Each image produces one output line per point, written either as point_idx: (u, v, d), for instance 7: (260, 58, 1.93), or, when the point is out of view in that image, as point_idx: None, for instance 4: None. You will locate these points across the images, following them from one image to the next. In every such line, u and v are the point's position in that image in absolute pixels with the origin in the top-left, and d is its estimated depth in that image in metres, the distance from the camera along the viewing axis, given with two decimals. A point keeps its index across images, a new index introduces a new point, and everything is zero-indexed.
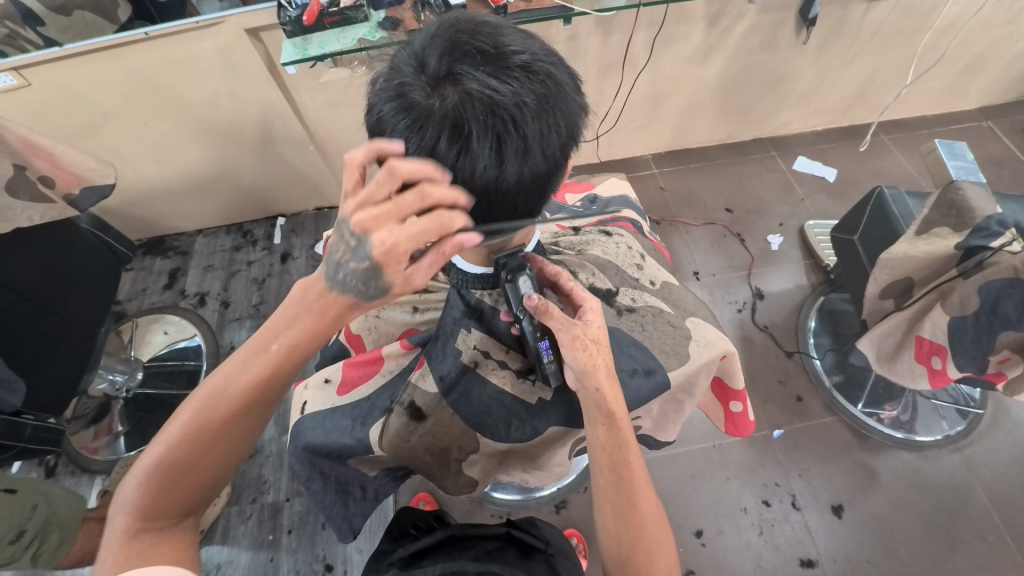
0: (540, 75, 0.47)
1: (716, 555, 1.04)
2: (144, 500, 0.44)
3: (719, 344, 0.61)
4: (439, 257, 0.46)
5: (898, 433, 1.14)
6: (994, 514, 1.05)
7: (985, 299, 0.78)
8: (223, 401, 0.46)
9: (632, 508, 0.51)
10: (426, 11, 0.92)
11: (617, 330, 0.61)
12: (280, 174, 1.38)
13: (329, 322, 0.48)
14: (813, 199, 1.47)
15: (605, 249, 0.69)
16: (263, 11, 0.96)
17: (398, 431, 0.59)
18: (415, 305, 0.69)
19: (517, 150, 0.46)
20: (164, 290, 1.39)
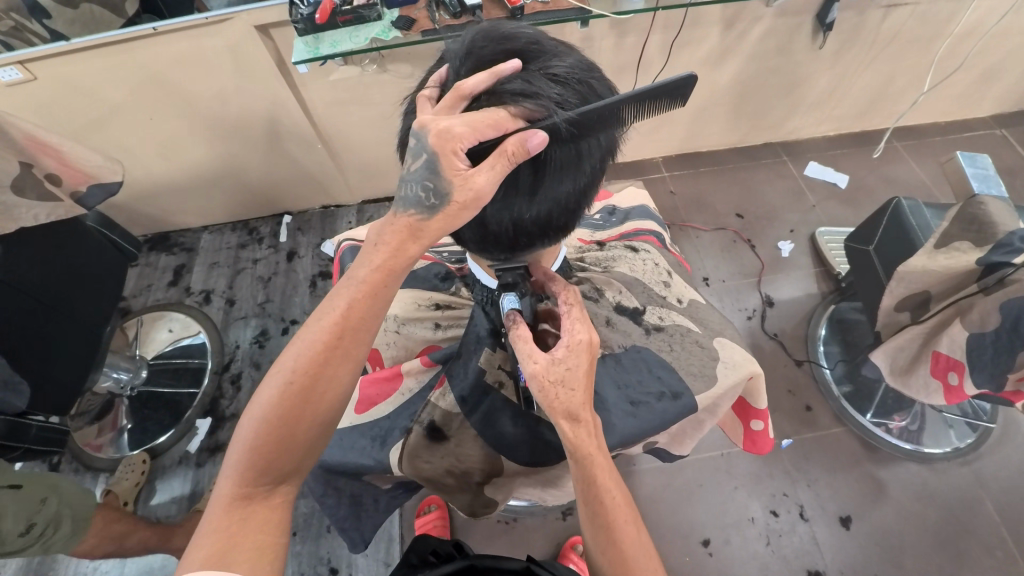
0: (579, 85, 0.46)
1: (722, 566, 1.05)
2: (242, 458, 0.43)
3: (746, 366, 0.59)
4: (501, 158, 0.40)
5: (907, 445, 1.14)
6: (1001, 528, 1.05)
7: (1006, 316, 0.77)
8: (296, 369, 0.44)
9: (615, 546, 0.48)
10: (441, 11, 0.91)
11: (645, 350, 0.60)
12: (287, 172, 1.36)
13: (393, 281, 0.46)
14: (825, 206, 1.46)
15: (632, 265, 0.68)
16: (275, 8, 0.94)
17: (418, 450, 0.58)
18: (437, 321, 0.68)
19: (554, 154, 0.44)
20: (169, 287, 1.37)
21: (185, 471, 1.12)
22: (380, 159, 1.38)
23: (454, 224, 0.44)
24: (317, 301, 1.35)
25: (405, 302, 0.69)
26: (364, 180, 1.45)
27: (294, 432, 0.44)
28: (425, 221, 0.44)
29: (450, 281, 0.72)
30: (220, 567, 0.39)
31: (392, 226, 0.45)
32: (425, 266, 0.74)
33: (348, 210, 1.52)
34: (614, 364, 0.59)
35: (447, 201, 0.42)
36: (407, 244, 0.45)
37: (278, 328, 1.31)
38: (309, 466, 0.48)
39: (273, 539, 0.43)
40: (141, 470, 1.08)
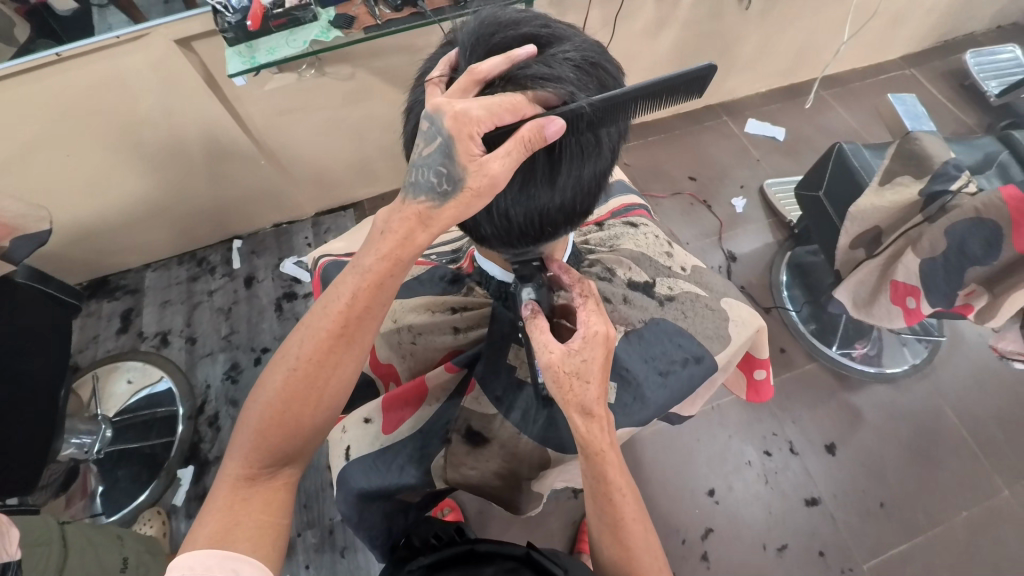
0: (592, 71, 0.48)
1: (728, 510, 1.12)
2: (251, 439, 0.45)
3: (754, 321, 0.64)
4: (519, 145, 0.41)
5: (871, 368, 1.24)
6: (958, 427, 1.18)
7: (952, 240, 0.82)
8: (300, 358, 0.44)
9: (624, 545, 0.51)
10: (381, 5, 0.87)
11: (663, 321, 0.62)
12: (230, 193, 1.28)
13: (401, 270, 0.45)
14: (769, 159, 1.54)
15: (635, 240, 0.70)
16: (195, 18, 0.88)
17: (462, 456, 0.60)
18: (455, 325, 0.65)
19: (572, 138, 0.45)
20: (119, 335, 1.27)
21: (182, 523, 1.05)
22: (330, 166, 1.33)
23: (466, 212, 0.44)
24: (287, 324, 1.29)
25: (418, 312, 0.67)
26: (317, 190, 1.39)
27: (299, 421, 0.45)
28: (435, 210, 0.44)
29: (458, 282, 0.69)
30: (223, 544, 0.42)
31: (401, 213, 0.45)
32: (429, 271, 0.72)
33: (302, 225, 1.45)
34: (637, 341, 0.61)
35: (460, 187, 0.43)
36: (416, 232, 0.45)
37: (249, 359, 1.24)
38: (315, 449, 0.49)
39: (275, 520, 0.45)
40: (160, 521, 1.02)
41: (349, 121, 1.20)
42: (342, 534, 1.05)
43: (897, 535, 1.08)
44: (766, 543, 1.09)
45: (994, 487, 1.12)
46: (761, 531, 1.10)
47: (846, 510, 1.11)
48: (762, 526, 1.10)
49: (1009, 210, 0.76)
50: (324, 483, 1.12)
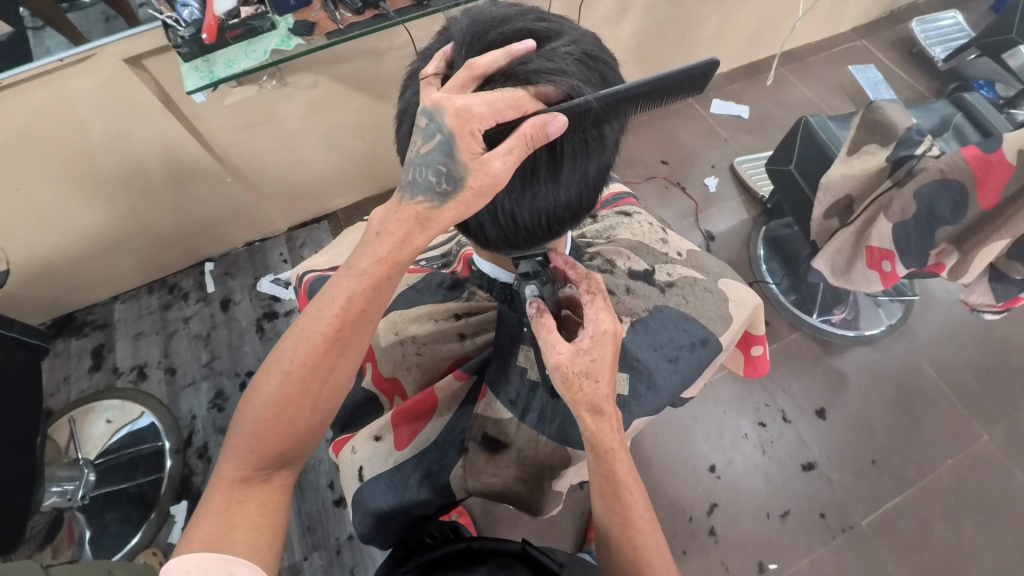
0: (593, 64, 0.48)
1: (729, 484, 1.15)
2: (247, 442, 0.45)
3: (752, 299, 0.67)
4: (521, 142, 0.41)
5: (851, 332, 1.28)
6: (937, 381, 1.23)
7: (920, 203, 0.83)
8: (293, 362, 0.45)
9: (632, 544, 0.53)
10: (341, 8, 0.85)
11: (666, 308, 0.64)
12: (197, 215, 1.23)
13: (396, 273, 0.46)
14: (736, 137, 1.57)
15: (631, 230, 0.71)
16: (145, 35, 0.82)
17: (481, 464, 0.60)
18: (461, 331, 0.66)
19: (577, 132, 0.45)
20: (92, 373, 1.21)
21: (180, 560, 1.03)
22: (300, 178, 1.29)
23: (466, 211, 0.44)
24: (270, 344, 1.26)
25: (421, 322, 0.66)
26: (288, 204, 1.35)
27: (295, 423, 0.46)
28: (433, 211, 0.44)
29: (458, 288, 0.68)
30: (220, 547, 0.42)
31: (398, 214, 0.45)
32: (425, 279, 0.71)
33: (276, 241, 1.41)
34: (643, 330, 0.62)
35: (461, 187, 0.43)
36: (414, 233, 0.45)
37: (234, 385, 1.20)
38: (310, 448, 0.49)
39: (273, 521, 0.46)
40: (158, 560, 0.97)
41: (317, 131, 1.17)
42: (349, 552, 1.08)
43: (890, 489, 1.13)
44: (769, 511, 1.12)
45: (975, 434, 1.17)
46: (763, 500, 1.13)
47: (840, 471, 1.15)
48: (763, 496, 1.14)
49: (973, 170, 0.78)
50: (326, 503, 1.13)
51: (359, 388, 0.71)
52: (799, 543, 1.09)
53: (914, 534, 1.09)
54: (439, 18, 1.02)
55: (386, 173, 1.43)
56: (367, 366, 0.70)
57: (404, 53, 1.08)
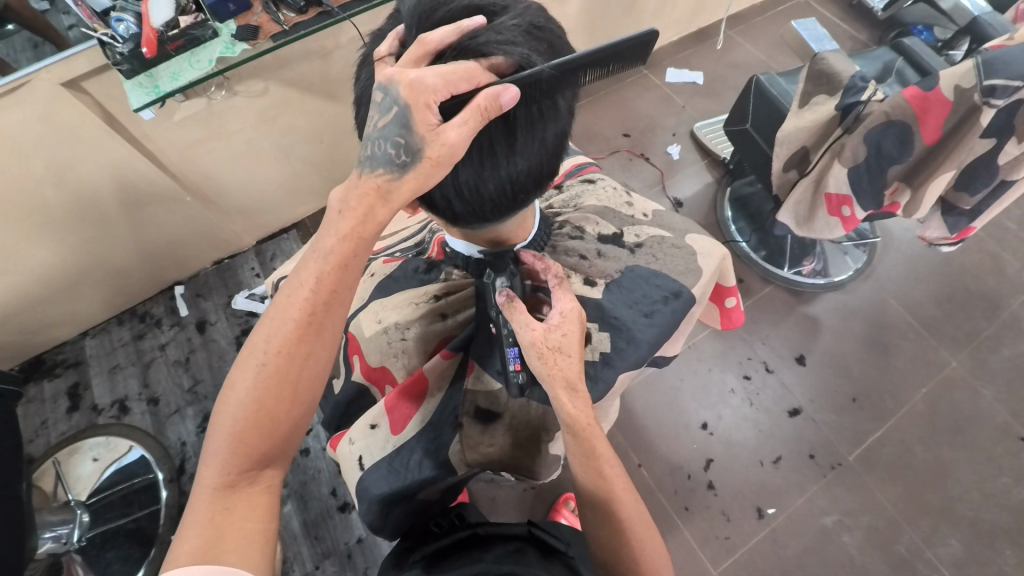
0: (541, 35, 0.49)
1: (722, 437, 1.19)
2: (228, 445, 0.44)
3: (718, 249, 0.69)
4: (475, 114, 0.42)
5: (820, 280, 1.33)
6: (904, 315, 1.30)
7: (870, 145, 0.86)
8: (269, 352, 0.45)
9: (616, 520, 0.54)
10: (283, 8, 0.82)
11: (637, 267, 0.66)
12: (159, 238, 1.19)
13: (363, 251, 0.46)
14: (692, 103, 1.59)
15: (597, 196, 0.74)
16: (80, 54, 0.79)
17: (476, 437, 0.61)
18: (442, 312, 0.67)
19: (529, 102, 0.47)
20: (70, 415, 1.17)
21: None
22: (261, 189, 1.26)
23: (425, 182, 0.45)
24: None
25: (401, 309, 0.68)
26: (253, 217, 1.32)
27: (276, 416, 0.45)
28: (393, 183, 0.45)
29: (434, 270, 0.71)
30: (213, 557, 0.39)
31: (359, 191, 0.46)
32: (402, 267, 0.73)
33: (246, 256, 1.38)
34: (617, 289, 0.65)
35: (420, 157, 0.44)
36: (377, 207, 0.46)
37: None
38: (293, 447, 0.48)
39: (262, 525, 0.43)
40: None
41: (273, 139, 1.14)
42: (361, 556, 1.08)
43: (871, 423, 1.19)
44: (762, 458, 1.17)
45: (943, 360, 1.24)
46: (755, 448, 1.18)
47: (824, 412, 1.21)
48: (754, 445, 1.18)
49: (913, 108, 0.80)
50: (330, 509, 1.13)
51: (350, 381, 0.72)
52: (793, 484, 1.14)
53: (897, 460, 1.15)
54: (384, 10, 1.01)
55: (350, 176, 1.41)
56: (354, 359, 0.71)
57: (353, 50, 1.06)
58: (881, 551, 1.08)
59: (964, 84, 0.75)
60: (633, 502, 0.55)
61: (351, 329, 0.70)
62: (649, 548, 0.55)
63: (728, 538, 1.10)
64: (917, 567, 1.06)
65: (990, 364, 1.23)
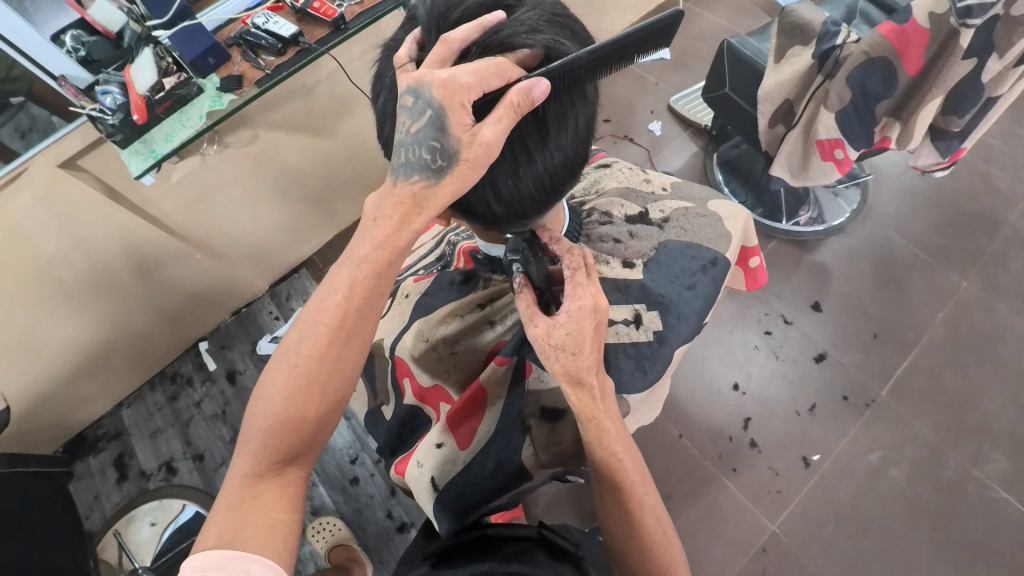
0: (557, 27, 0.51)
1: (755, 395, 1.21)
2: (262, 440, 0.49)
3: (740, 212, 0.74)
4: (510, 110, 0.43)
5: (821, 227, 1.35)
6: (908, 247, 1.32)
7: (855, 87, 0.88)
8: (301, 354, 0.49)
9: (630, 519, 0.55)
10: (262, 53, 0.79)
11: (670, 243, 0.70)
12: (175, 300, 1.21)
13: (395, 257, 0.49)
14: (665, 78, 1.62)
15: (615, 177, 0.77)
16: (72, 132, 0.79)
17: (547, 436, 0.65)
18: (490, 318, 0.69)
19: (563, 92, 0.49)
20: (120, 484, 1.20)
21: None
22: (264, 235, 1.28)
23: (462, 184, 0.46)
24: None
25: (449, 323, 0.70)
26: (262, 263, 1.34)
27: (306, 416, 0.49)
28: (429, 189, 0.46)
29: (471, 279, 0.72)
30: (233, 543, 0.44)
31: (394, 198, 0.48)
32: (435, 282, 0.75)
33: (261, 302, 1.40)
34: (657, 267, 0.69)
35: (456, 160, 0.45)
36: (412, 215, 0.48)
37: None
38: (322, 443, 0.53)
39: (285, 515, 0.48)
40: None
41: (270, 183, 1.16)
42: None
43: (896, 357, 1.21)
44: (798, 408, 1.19)
45: (955, 284, 1.27)
46: (789, 400, 1.20)
47: (848, 353, 1.23)
48: (788, 397, 1.21)
49: (893, 43, 0.83)
50: (389, 532, 1.15)
51: (402, 405, 0.74)
52: (832, 429, 1.16)
53: (928, 389, 1.18)
54: (359, 40, 1.03)
55: (347, 207, 1.43)
56: (404, 383, 0.73)
57: (332, 84, 1.08)
58: (928, 478, 1.10)
59: (937, 11, 0.78)
60: (647, 499, 0.56)
61: (398, 353, 0.72)
62: (663, 547, 0.56)
63: (779, 491, 1.13)
64: (967, 488, 1.09)
65: (1000, 280, 1.26)
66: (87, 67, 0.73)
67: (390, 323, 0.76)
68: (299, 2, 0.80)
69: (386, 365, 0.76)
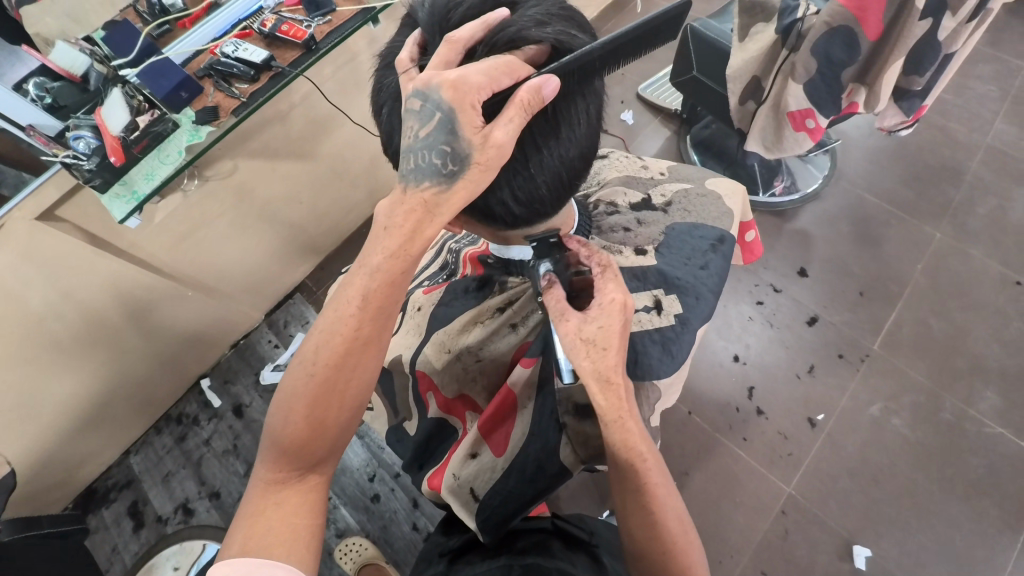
0: (561, 20, 0.53)
1: (756, 364, 1.25)
2: (283, 445, 0.50)
3: (737, 190, 0.78)
4: (520, 109, 0.45)
5: (797, 195, 1.40)
6: (881, 204, 1.38)
7: (819, 57, 0.92)
8: (318, 364, 0.50)
9: (649, 520, 0.54)
10: (234, 82, 0.78)
11: (677, 225, 0.73)
12: (169, 342, 1.19)
13: (407, 265, 0.49)
14: (631, 68, 1.66)
15: (616, 167, 0.81)
16: (46, 183, 0.76)
17: (579, 433, 0.63)
18: (511, 322, 0.69)
19: (574, 89, 0.51)
20: (136, 533, 1.17)
21: None
22: (255, 266, 1.27)
23: (474, 188, 0.47)
24: None
25: (470, 331, 0.71)
26: (255, 293, 1.33)
27: (325, 424, 0.50)
28: (442, 195, 0.47)
29: (487, 285, 0.73)
30: (256, 550, 0.45)
31: (405, 204, 0.48)
32: (448, 291, 0.76)
33: (258, 333, 1.39)
34: (668, 249, 0.72)
35: (468, 164, 0.46)
36: (423, 220, 0.48)
37: None
38: (343, 450, 0.54)
39: (307, 521, 0.49)
40: None
41: (255, 211, 1.15)
42: None
43: (884, 311, 1.26)
44: (798, 371, 1.23)
45: (928, 234, 1.33)
46: (789, 364, 1.24)
47: (839, 313, 1.28)
48: (787, 362, 1.24)
49: (852, 11, 0.86)
50: (416, 544, 1.15)
51: (426, 418, 0.75)
52: (833, 387, 1.21)
53: (918, 336, 1.23)
54: (331, 59, 1.03)
55: (334, 228, 1.42)
56: (429, 398, 0.74)
57: (308, 105, 1.07)
58: (928, 421, 1.15)
59: None
60: (669, 503, 0.55)
61: (420, 367, 0.72)
62: (683, 549, 0.55)
63: (791, 454, 1.16)
64: (966, 427, 1.14)
65: (970, 226, 1.32)
66: (54, 114, 0.72)
67: (405, 338, 0.77)
68: (266, 27, 0.80)
69: (406, 382, 0.76)
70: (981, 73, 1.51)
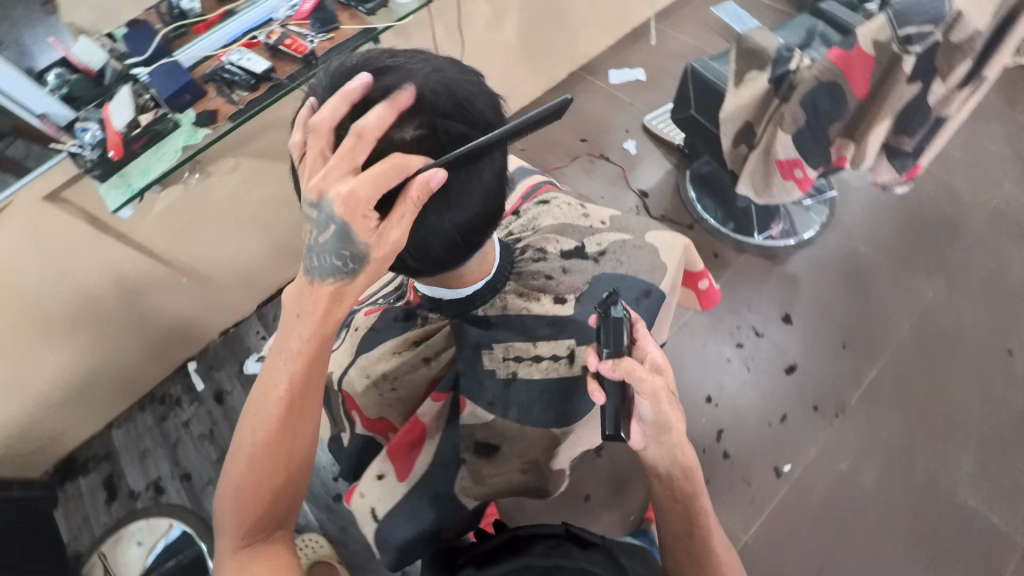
0: (446, 97, 0.56)
1: (728, 406, 1.24)
2: (235, 516, 0.54)
3: (676, 242, 0.82)
4: (411, 207, 0.50)
5: (791, 240, 1.39)
6: (876, 256, 1.36)
7: (807, 104, 0.92)
8: (256, 443, 0.54)
9: (704, 541, 0.62)
10: (235, 88, 0.81)
11: (605, 274, 0.76)
12: (160, 324, 1.24)
13: (327, 343, 0.55)
14: (640, 98, 1.67)
15: (555, 215, 0.84)
16: (54, 167, 0.81)
17: (477, 468, 0.70)
18: (426, 356, 0.73)
19: (462, 167, 0.54)
20: (108, 505, 1.23)
21: None
22: (250, 260, 1.32)
23: (374, 275, 0.54)
24: None
25: (388, 359, 0.74)
26: (248, 286, 1.38)
27: (273, 494, 0.55)
28: (345, 286, 0.54)
29: (413, 316, 0.77)
30: None
31: (314, 295, 0.54)
32: (382, 317, 0.79)
33: (248, 324, 1.44)
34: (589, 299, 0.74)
35: (367, 259, 0.52)
36: (333, 306, 0.55)
37: None
38: (297, 508, 0.58)
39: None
40: None
41: (252, 208, 1.20)
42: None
43: (865, 365, 1.24)
44: (769, 419, 1.22)
45: (921, 291, 1.30)
46: (762, 409, 1.23)
47: (818, 363, 1.26)
48: (760, 407, 1.23)
49: (840, 66, 0.88)
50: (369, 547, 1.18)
51: (356, 434, 0.80)
52: (803, 437, 1.19)
53: (897, 394, 1.21)
54: None
55: None
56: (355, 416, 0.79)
57: None
58: (898, 482, 1.13)
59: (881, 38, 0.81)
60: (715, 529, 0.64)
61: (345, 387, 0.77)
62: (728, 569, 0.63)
63: (753, 500, 1.15)
64: (936, 492, 1.12)
65: (965, 287, 1.30)
66: (68, 104, 0.76)
67: (342, 355, 0.80)
68: (271, 39, 0.84)
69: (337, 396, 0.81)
70: (994, 132, 1.48)
